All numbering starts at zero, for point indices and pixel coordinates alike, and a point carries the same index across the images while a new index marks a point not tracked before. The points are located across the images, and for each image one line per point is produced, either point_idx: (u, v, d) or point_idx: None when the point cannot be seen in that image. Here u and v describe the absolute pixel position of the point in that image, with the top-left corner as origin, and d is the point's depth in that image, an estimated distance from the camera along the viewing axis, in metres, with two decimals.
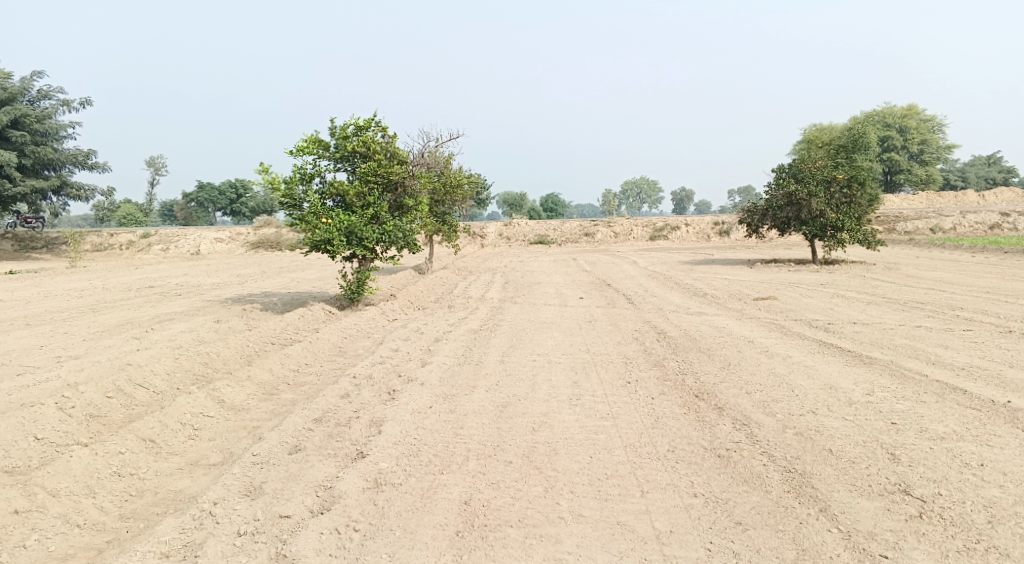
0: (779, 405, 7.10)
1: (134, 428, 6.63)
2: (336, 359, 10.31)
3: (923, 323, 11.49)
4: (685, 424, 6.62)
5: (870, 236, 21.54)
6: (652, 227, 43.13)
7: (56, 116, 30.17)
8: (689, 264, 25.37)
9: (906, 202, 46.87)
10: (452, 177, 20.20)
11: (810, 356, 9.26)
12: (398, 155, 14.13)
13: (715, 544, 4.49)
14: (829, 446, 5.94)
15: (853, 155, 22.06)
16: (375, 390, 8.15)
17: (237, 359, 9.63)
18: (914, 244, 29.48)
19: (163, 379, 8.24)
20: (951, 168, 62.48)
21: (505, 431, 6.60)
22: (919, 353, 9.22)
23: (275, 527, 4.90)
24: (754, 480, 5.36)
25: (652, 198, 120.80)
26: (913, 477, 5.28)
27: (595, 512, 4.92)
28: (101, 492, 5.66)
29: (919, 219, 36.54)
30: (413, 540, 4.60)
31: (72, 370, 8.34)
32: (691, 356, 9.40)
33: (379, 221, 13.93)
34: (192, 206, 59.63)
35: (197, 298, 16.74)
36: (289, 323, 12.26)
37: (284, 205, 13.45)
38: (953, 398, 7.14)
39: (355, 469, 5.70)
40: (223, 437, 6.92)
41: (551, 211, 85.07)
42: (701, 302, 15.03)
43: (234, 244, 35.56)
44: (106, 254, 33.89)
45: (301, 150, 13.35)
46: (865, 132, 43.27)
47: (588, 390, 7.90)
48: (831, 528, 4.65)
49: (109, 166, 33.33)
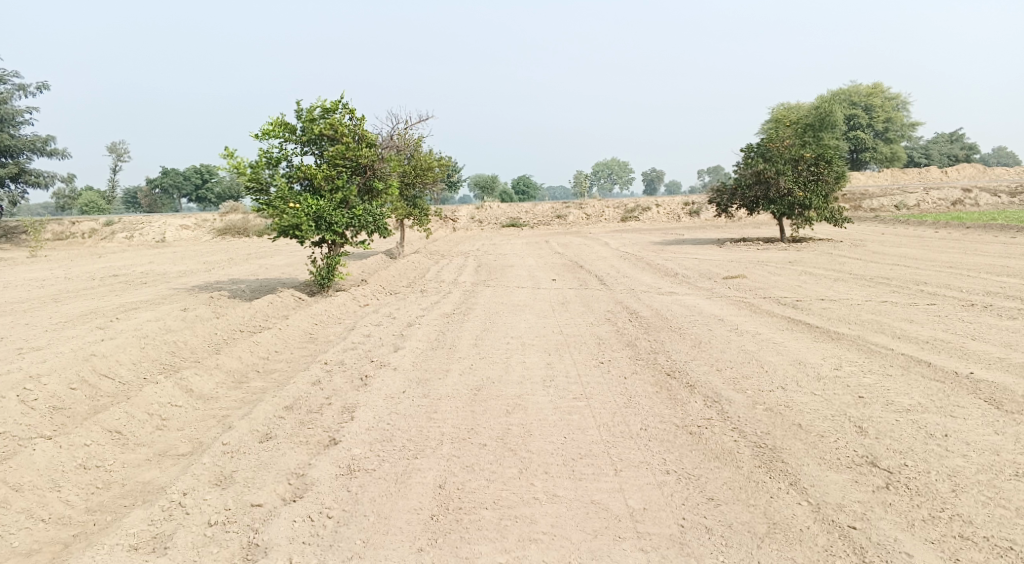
0: (750, 382, 7.19)
1: (100, 419, 6.48)
2: (307, 345, 10.18)
3: (888, 298, 11.72)
4: (658, 403, 6.68)
5: (837, 213, 21.86)
6: (624, 208, 43.31)
7: (11, 101, 29.22)
8: (661, 244, 25.53)
9: (872, 179, 47.68)
10: (422, 160, 20.02)
11: (780, 333, 9.39)
12: (366, 138, 13.92)
13: (688, 520, 4.54)
14: (798, 420, 6.03)
15: (820, 133, 22.31)
16: (347, 376, 8.07)
17: (205, 347, 9.46)
18: (880, 221, 30.01)
19: (129, 369, 8.06)
20: (915, 146, 63.66)
21: (479, 414, 6.59)
22: (884, 327, 9.40)
23: (247, 516, 4.84)
24: (725, 456, 5.43)
25: (623, 179, 121.24)
26: (880, 449, 5.39)
27: (570, 492, 4.94)
28: (66, 485, 5.53)
29: (884, 196, 37.21)
30: (387, 526, 4.57)
31: (34, 361, 8.12)
32: (663, 335, 9.48)
33: (349, 205, 13.74)
34: (157, 192, 58.43)
35: (163, 286, 16.42)
36: (259, 310, 12.08)
37: (251, 190, 13.19)
38: (918, 371, 7.29)
39: (328, 455, 5.64)
40: (192, 426, 6.81)
41: (523, 193, 85.01)
42: (673, 282, 15.14)
43: (202, 231, 34.90)
44: (68, 242, 33.06)
45: (267, 133, 13.09)
46: (832, 110, 43.84)
47: (562, 372, 7.92)
48: (800, 501, 4.72)
49: (68, 152, 32.42)
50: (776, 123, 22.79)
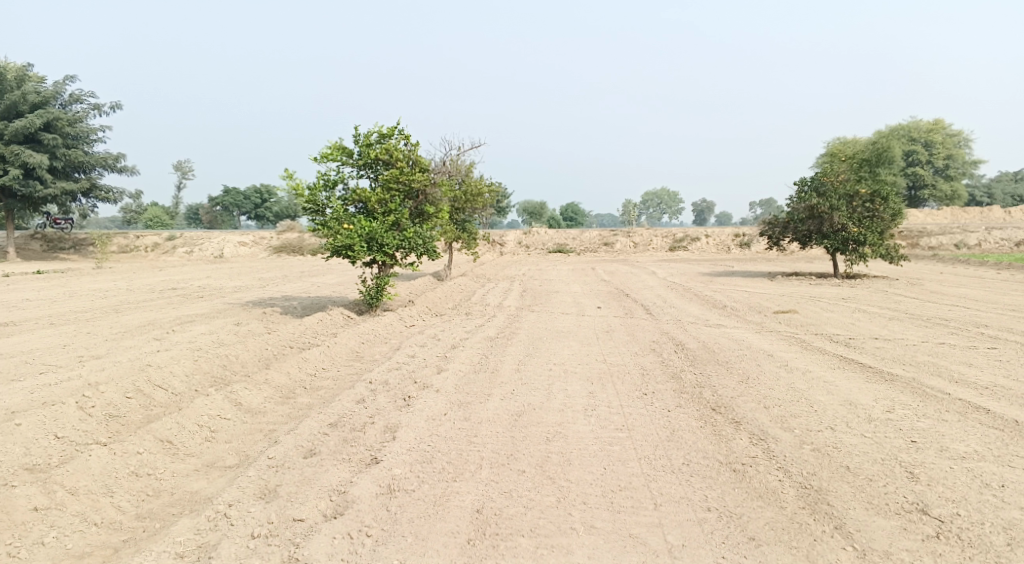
0: (797, 421, 7.03)
1: (153, 428, 6.72)
2: (353, 364, 10.38)
3: (945, 340, 11.33)
4: (700, 437, 6.59)
5: (894, 251, 21.24)
6: (672, 239, 42.97)
7: (87, 119, 30.84)
8: (709, 275, 25.22)
9: (931, 217, 46.29)
10: (472, 186, 20.31)
11: (830, 372, 9.16)
12: (420, 163, 14.21)
13: (727, 559, 4.46)
14: (846, 463, 5.86)
15: (877, 169, 21.81)
16: (391, 395, 8.20)
17: (255, 362, 9.74)
18: (939, 260, 29.04)
19: (183, 380, 8.35)
20: (977, 183, 61.61)
21: (519, 439, 6.61)
22: (941, 370, 9.07)
23: (289, 530, 4.94)
24: (769, 495, 5.31)
25: (673, 209, 120.38)
26: (931, 496, 5.19)
27: (607, 524, 4.90)
28: (119, 491, 5.75)
29: (944, 234, 36.06)
30: (424, 547, 4.62)
31: (95, 370, 8.48)
32: (708, 369, 9.35)
33: (400, 228, 14.02)
34: (217, 209, 60.62)
35: (219, 301, 16.96)
36: (308, 327, 12.38)
37: (307, 211, 13.61)
38: (976, 417, 7.02)
39: (370, 474, 5.73)
40: (239, 439, 7.00)
41: (571, 220, 85.27)
42: (720, 314, 14.93)
43: (257, 248, 35.99)
44: (132, 255, 34.48)
45: (324, 157, 13.52)
46: (890, 146, 42.88)
47: (603, 401, 7.88)
48: (845, 546, 4.59)
49: (136, 169, 33.96)
50: (831, 157, 22.38)
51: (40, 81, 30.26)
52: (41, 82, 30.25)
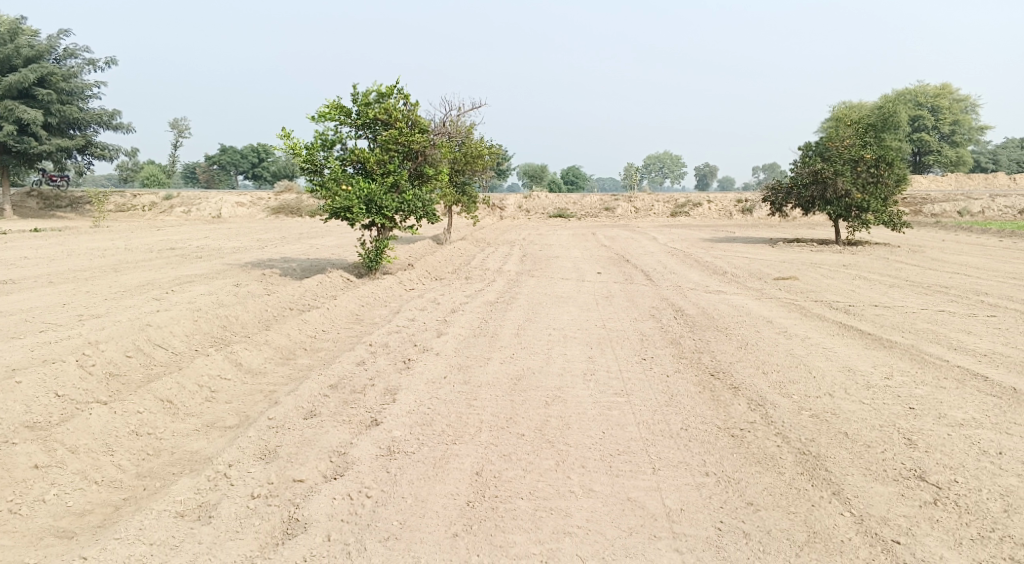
0: (796, 387, 7.04)
1: (152, 388, 6.72)
2: (352, 326, 10.36)
3: (946, 308, 11.30)
4: (700, 403, 6.60)
5: (896, 218, 21.17)
6: (674, 204, 42.71)
7: (82, 75, 30.34)
8: (710, 241, 25.11)
9: (935, 184, 45.99)
10: (473, 148, 20.07)
11: (829, 339, 9.15)
12: (420, 123, 14.01)
13: (725, 524, 4.48)
14: (845, 429, 5.87)
15: (882, 134, 21.53)
16: (390, 358, 8.20)
17: (254, 323, 9.71)
18: (941, 227, 28.91)
19: (182, 340, 8.34)
20: (983, 150, 61.04)
21: (518, 403, 6.61)
22: (941, 338, 9.06)
23: (289, 491, 4.96)
24: (767, 461, 5.32)
25: (674, 174, 119.51)
26: (929, 463, 5.21)
27: (606, 487, 4.92)
28: (119, 450, 5.77)
29: (947, 202, 35.84)
30: (424, 508, 4.64)
31: (93, 329, 8.45)
32: (708, 335, 9.33)
33: (399, 189, 13.88)
34: (215, 168, 60.12)
35: (217, 261, 16.89)
36: (307, 289, 12.34)
37: (305, 171, 13.45)
38: (974, 384, 7.02)
39: (369, 436, 5.74)
40: (239, 400, 7.01)
41: (572, 184, 84.77)
42: (720, 280, 14.90)
43: (255, 208, 35.76)
44: (130, 214, 34.29)
45: (323, 116, 13.32)
46: (897, 111, 42.34)
47: (603, 366, 7.89)
48: (843, 512, 4.61)
49: (133, 127, 33.53)
50: (836, 122, 22.08)
51: (34, 35, 29.69)
52: (34, 36, 29.68)
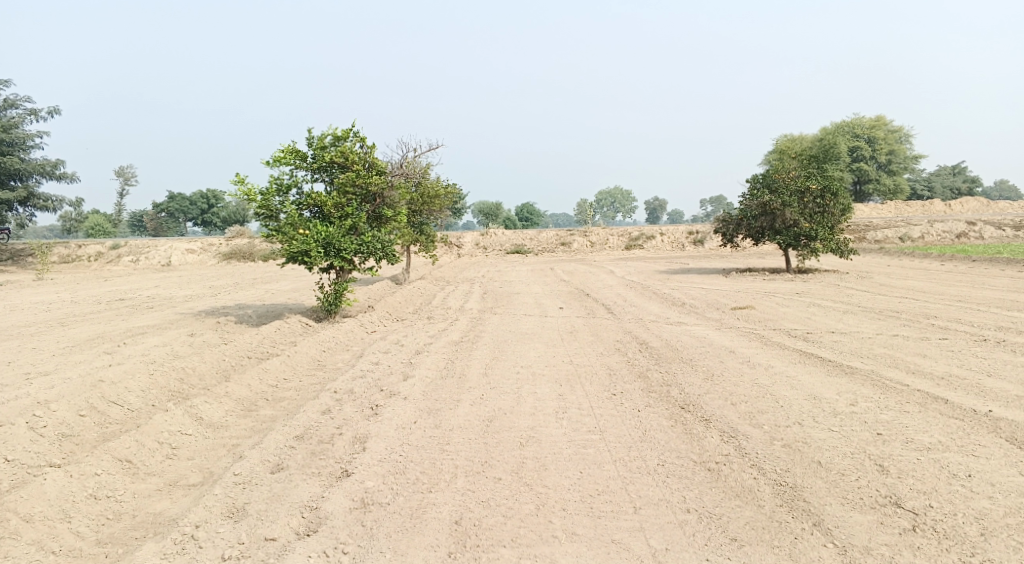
0: (765, 416, 7.11)
1: (110, 447, 6.39)
2: (315, 373, 10.12)
3: (899, 332, 11.63)
4: (673, 437, 6.60)
5: (843, 245, 21.85)
6: (628, 237, 43.38)
7: (22, 125, 29.55)
8: (667, 273, 25.53)
9: (875, 211, 47.88)
10: (429, 188, 20.11)
11: (792, 367, 9.30)
12: (376, 165, 13.98)
13: (712, 562, 4.44)
14: (818, 458, 5.94)
15: (825, 166, 22.38)
16: (357, 405, 7.99)
17: (213, 374, 9.41)
18: (885, 253, 30.00)
19: (138, 396, 8.00)
20: (918, 178, 63.94)
21: (492, 446, 6.50)
22: (899, 362, 9.30)
23: (261, 551, 4.74)
24: (746, 494, 5.33)
25: (626, 208, 121.78)
26: (904, 489, 5.29)
27: (589, 530, 4.84)
28: (77, 516, 5.44)
29: (888, 228, 37.29)
30: (404, 562, 4.48)
31: (42, 387, 8.05)
32: (674, 367, 9.40)
33: (358, 232, 13.76)
34: (163, 216, 58.85)
35: (170, 311, 16.36)
36: (266, 336, 12.04)
37: (260, 216, 13.23)
38: (936, 408, 7.21)
39: (342, 488, 5.55)
40: (202, 456, 6.73)
41: (527, 221, 85.62)
42: (681, 312, 15.09)
43: (207, 255, 35.00)
44: (74, 265, 33.15)
45: (277, 161, 13.19)
46: (836, 142, 44.13)
47: (574, 403, 7.84)
48: (826, 544, 4.62)
49: (77, 176, 32.70)
50: (780, 154, 22.89)
51: None
52: None
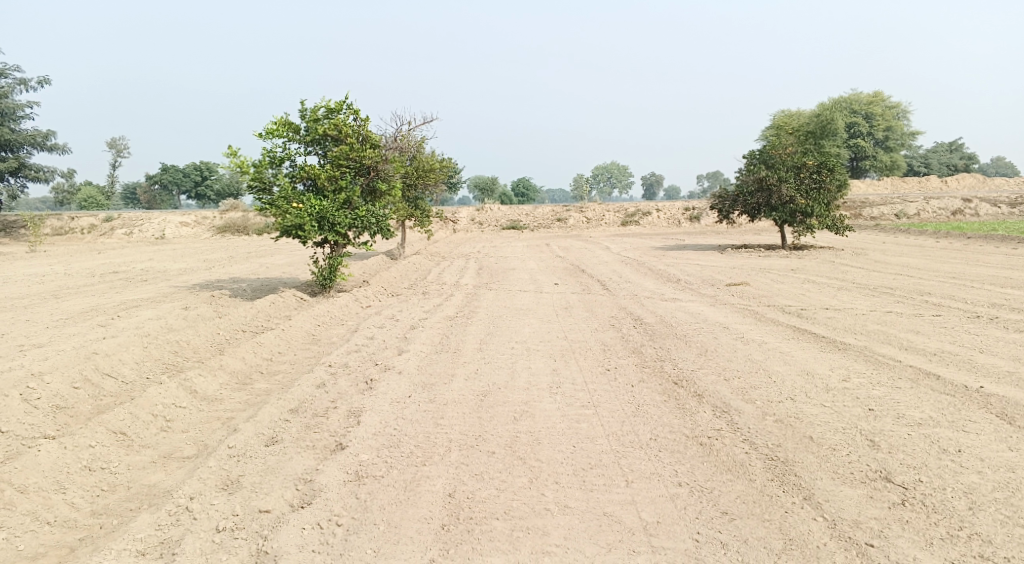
0: (758, 392, 7.15)
1: (104, 420, 6.39)
2: (310, 347, 10.11)
3: (893, 309, 11.66)
4: (666, 411, 6.63)
5: (839, 222, 21.81)
6: (624, 213, 43.26)
7: (12, 95, 29.13)
8: (662, 249, 25.52)
9: (871, 188, 47.81)
10: (424, 162, 19.96)
11: (786, 343, 9.32)
12: (371, 138, 13.84)
13: (703, 534, 4.49)
14: (809, 433, 5.98)
15: (822, 142, 22.26)
16: (352, 379, 8.00)
17: (208, 348, 9.39)
18: (880, 230, 30.01)
19: (131, 368, 7.99)
20: (915, 154, 63.76)
21: (486, 420, 6.52)
22: (891, 338, 9.34)
23: (255, 522, 4.76)
24: (738, 468, 5.37)
25: (623, 183, 121.27)
26: (894, 464, 5.33)
27: (582, 503, 4.88)
28: (72, 487, 5.46)
29: (884, 205, 37.26)
30: (398, 535, 4.51)
31: (36, 359, 8.02)
32: (668, 343, 9.42)
33: (352, 206, 13.67)
34: (156, 188, 58.40)
35: (164, 284, 16.29)
36: (261, 310, 12.01)
37: (254, 189, 13.13)
38: (928, 384, 7.25)
39: (336, 461, 5.57)
40: (197, 429, 6.74)
41: (523, 196, 85.29)
42: (676, 288, 15.08)
43: (201, 228, 34.82)
44: (67, 237, 32.94)
45: (270, 133, 13.05)
46: (833, 118, 43.88)
47: (568, 378, 7.86)
48: (816, 517, 4.67)
49: (69, 148, 32.33)
50: (777, 130, 22.76)
51: None
52: None
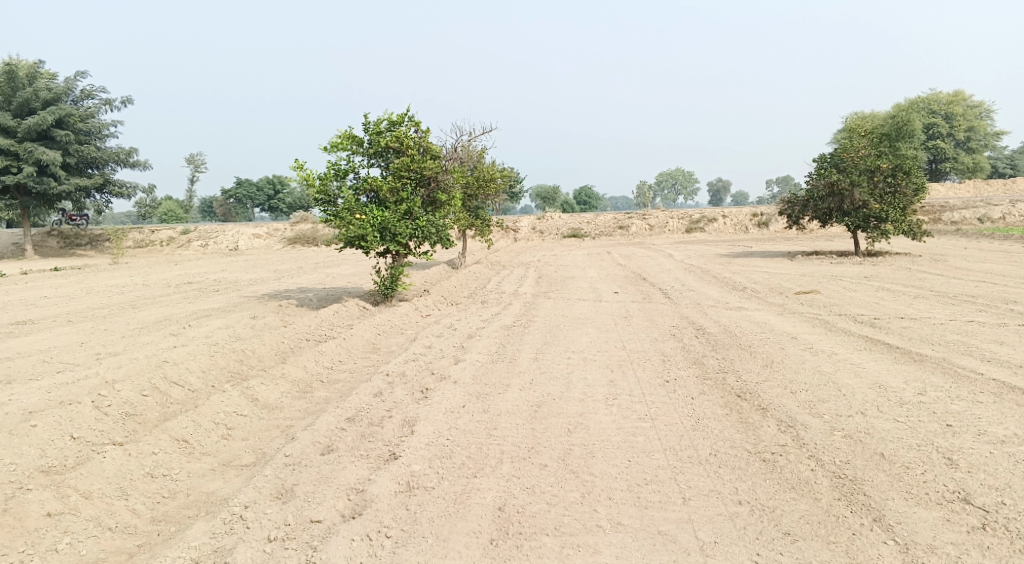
0: (826, 406, 6.80)
1: (168, 428, 6.62)
2: (369, 356, 10.25)
3: (975, 318, 10.97)
4: (728, 426, 6.37)
5: (916, 226, 20.75)
6: (688, 220, 42.41)
7: (98, 115, 30.85)
8: (727, 257, 24.85)
9: (952, 191, 45.48)
10: (485, 171, 20.04)
11: (857, 354, 8.87)
12: (431, 150, 13.98)
13: (762, 557, 4.26)
14: (881, 450, 5.63)
15: (897, 143, 21.16)
16: (408, 388, 8.05)
17: (271, 356, 9.63)
18: (962, 235, 28.43)
19: (198, 377, 8.26)
20: (1000, 155, 60.31)
21: (539, 432, 6.42)
22: (972, 349, 8.77)
23: (306, 532, 4.81)
24: (802, 487, 5.09)
25: (687, 189, 119.06)
26: (974, 485, 4.95)
27: (635, 521, 4.72)
28: (134, 493, 5.65)
29: (966, 208, 35.32)
30: (445, 548, 4.46)
31: (110, 367, 8.40)
32: (732, 353, 9.10)
33: (413, 216, 13.83)
34: (231, 202, 60.85)
35: (234, 295, 16.87)
36: (324, 319, 12.28)
37: (319, 202, 13.46)
38: (1013, 398, 6.75)
39: (388, 471, 5.58)
40: (256, 437, 6.89)
41: (585, 205, 84.88)
42: (741, 296, 14.62)
43: (271, 240, 36.02)
44: (148, 249, 34.63)
45: (335, 146, 13.37)
46: (910, 119, 41.95)
47: (625, 390, 7.69)
48: (886, 541, 4.37)
49: (150, 164, 34.02)
50: (849, 132, 21.70)
51: (53, 78, 30.33)
52: (52, 78, 30.20)
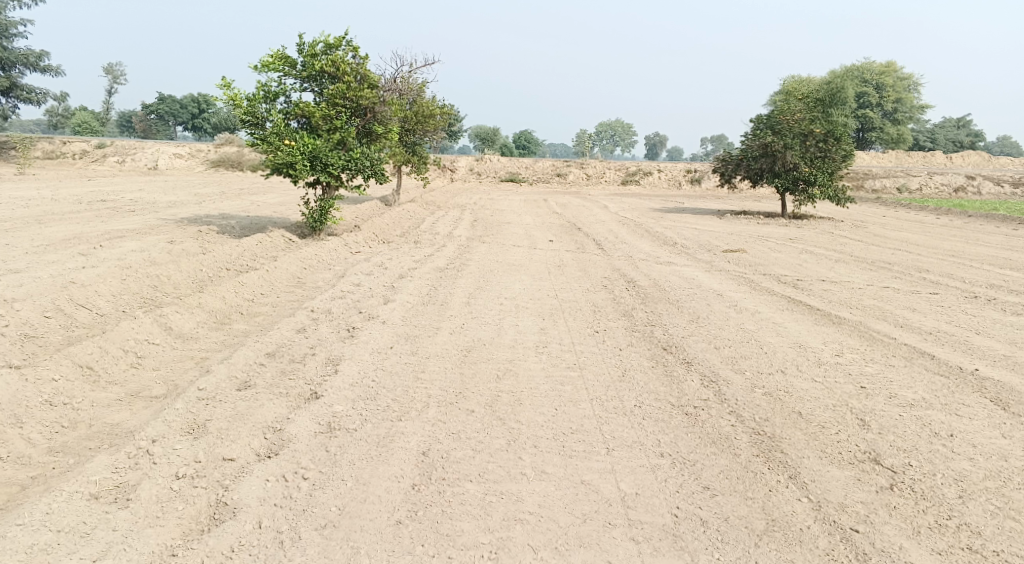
0: (748, 362, 6.96)
1: (70, 353, 6.16)
2: (294, 290, 9.84)
3: (889, 284, 11.46)
4: (653, 378, 6.44)
5: (841, 192, 21.45)
6: (625, 172, 42.64)
7: (4, 10, 28.00)
8: (660, 211, 25.14)
9: (875, 160, 47.30)
10: (425, 107, 19.36)
11: (779, 313, 9.12)
12: (369, 78, 13.28)
13: (682, 510, 4.32)
14: (798, 408, 5.80)
15: (830, 110, 21.56)
16: (333, 325, 7.79)
17: (189, 284, 9.11)
18: (882, 203, 29.67)
19: (107, 301, 7.71)
20: (921, 129, 62.97)
21: (467, 377, 6.31)
22: (887, 315, 9.13)
23: (217, 471, 4.58)
24: (722, 442, 5.19)
25: (625, 141, 119.61)
26: (883, 445, 5.17)
27: (559, 470, 4.70)
28: (30, 422, 5.25)
29: (887, 178, 36.81)
30: (366, 493, 4.33)
31: (8, 285, 7.74)
32: (660, 308, 9.20)
33: (346, 146, 13.19)
34: (153, 117, 57.25)
35: (151, 216, 15.87)
36: (247, 248, 11.70)
37: (246, 124, 12.63)
38: (922, 363, 7.08)
39: (308, 411, 5.37)
40: (168, 368, 6.52)
41: (524, 148, 84.12)
42: (672, 251, 14.80)
43: (195, 161, 34.15)
44: (59, 162, 32.28)
45: (265, 66, 12.53)
46: (843, 87, 43.10)
47: (555, 338, 7.65)
48: (800, 498, 4.51)
49: (62, 69, 31.36)
50: (786, 95, 21.89)
51: None
52: None
